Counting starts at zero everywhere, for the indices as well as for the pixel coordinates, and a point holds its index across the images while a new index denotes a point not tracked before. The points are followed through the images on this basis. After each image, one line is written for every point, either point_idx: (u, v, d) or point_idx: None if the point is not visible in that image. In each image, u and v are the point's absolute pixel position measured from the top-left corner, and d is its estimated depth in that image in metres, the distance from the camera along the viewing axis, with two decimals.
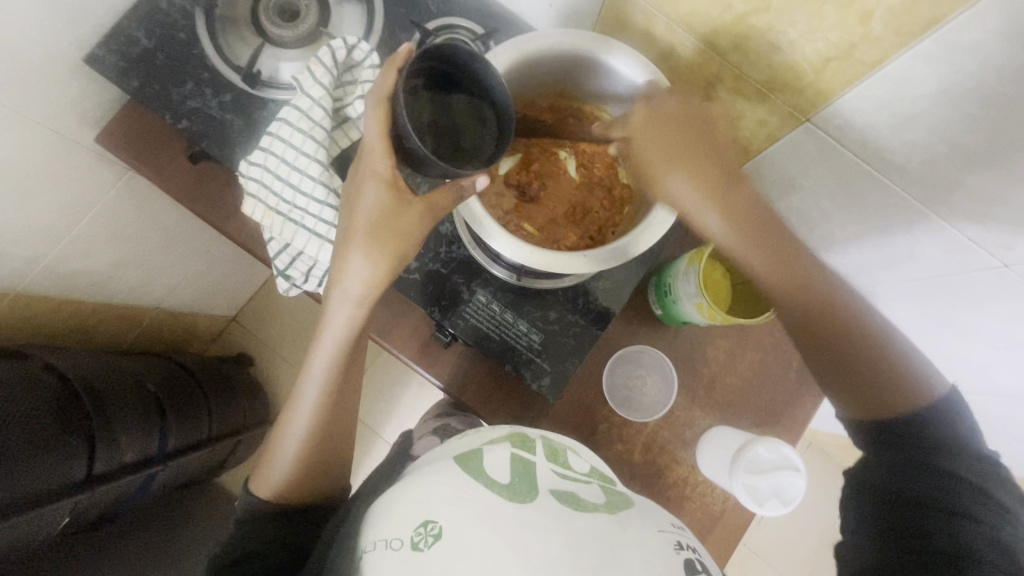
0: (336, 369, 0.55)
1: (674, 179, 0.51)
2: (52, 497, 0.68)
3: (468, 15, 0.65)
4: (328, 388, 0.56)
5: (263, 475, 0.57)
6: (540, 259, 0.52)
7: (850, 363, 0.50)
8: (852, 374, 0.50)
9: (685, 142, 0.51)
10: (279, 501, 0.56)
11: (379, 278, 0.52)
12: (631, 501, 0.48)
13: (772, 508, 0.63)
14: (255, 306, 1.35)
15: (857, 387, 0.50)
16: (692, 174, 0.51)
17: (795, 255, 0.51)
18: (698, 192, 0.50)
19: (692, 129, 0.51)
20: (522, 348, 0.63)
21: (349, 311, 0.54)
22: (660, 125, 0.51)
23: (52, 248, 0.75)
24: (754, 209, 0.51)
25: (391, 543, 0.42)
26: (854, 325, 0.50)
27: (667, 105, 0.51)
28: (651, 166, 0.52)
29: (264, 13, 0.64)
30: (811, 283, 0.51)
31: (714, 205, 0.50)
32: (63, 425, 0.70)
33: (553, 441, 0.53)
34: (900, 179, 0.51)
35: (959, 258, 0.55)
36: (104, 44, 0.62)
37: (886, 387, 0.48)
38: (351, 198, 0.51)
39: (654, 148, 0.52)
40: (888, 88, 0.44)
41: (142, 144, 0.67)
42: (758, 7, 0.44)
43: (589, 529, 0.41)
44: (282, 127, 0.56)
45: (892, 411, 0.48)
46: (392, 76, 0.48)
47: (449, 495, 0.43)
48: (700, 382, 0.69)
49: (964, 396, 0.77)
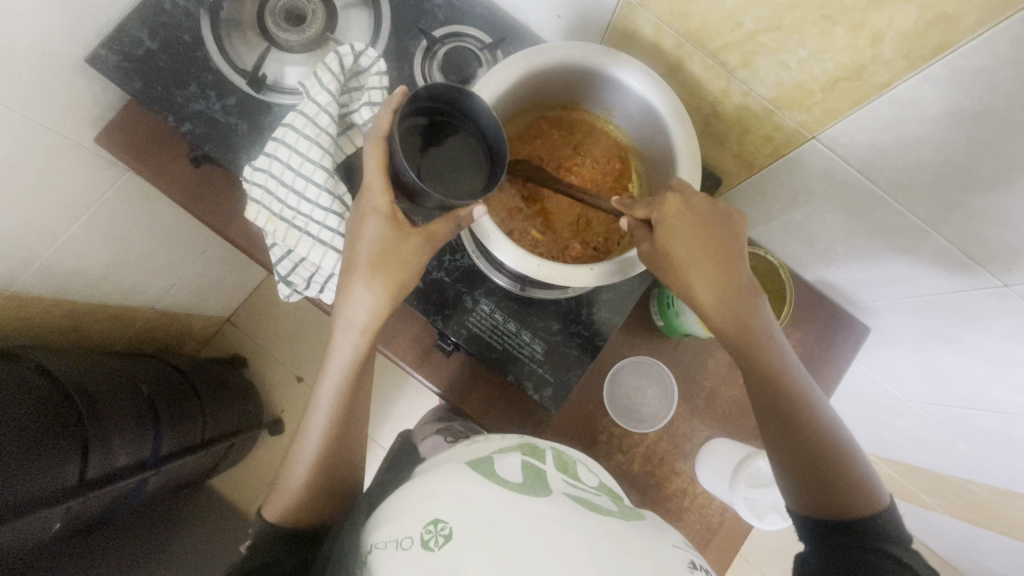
0: (344, 384, 0.55)
1: (694, 273, 0.49)
2: (46, 502, 0.67)
3: (476, 24, 0.65)
4: (337, 404, 0.55)
5: (274, 498, 0.56)
6: (541, 270, 0.51)
7: (815, 454, 0.48)
8: (815, 464, 0.48)
9: (704, 231, 0.49)
10: (289, 525, 0.55)
11: (383, 304, 0.53)
12: (642, 514, 0.48)
13: (772, 522, 0.63)
14: (250, 307, 1.34)
15: (818, 484, 0.48)
16: (713, 273, 0.49)
17: (773, 341, 0.50)
18: (713, 286, 0.49)
19: (709, 219, 0.50)
20: (524, 358, 0.62)
21: (356, 331, 0.53)
22: (691, 222, 0.49)
23: (48, 247, 0.74)
24: (750, 302, 0.50)
25: (401, 542, 0.41)
26: (816, 418, 0.49)
27: (696, 200, 0.50)
28: (678, 259, 0.49)
29: (270, 17, 0.64)
30: (779, 369, 0.50)
31: (718, 300, 0.49)
32: (56, 428, 0.69)
33: (563, 453, 0.54)
34: (904, 198, 0.52)
35: (958, 276, 0.55)
36: (106, 44, 0.61)
37: (840, 487, 0.47)
38: (352, 231, 0.52)
39: (686, 242, 0.49)
40: (895, 109, 0.45)
41: (142, 145, 0.66)
42: (768, 26, 0.45)
43: (606, 529, 0.42)
44: (288, 132, 0.56)
45: (847, 514, 0.47)
46: (388, 115, 0.48)
47: (459, 494, 0.43)
48: (701, 393, 0.70)
49: (960, 411, 0.77)
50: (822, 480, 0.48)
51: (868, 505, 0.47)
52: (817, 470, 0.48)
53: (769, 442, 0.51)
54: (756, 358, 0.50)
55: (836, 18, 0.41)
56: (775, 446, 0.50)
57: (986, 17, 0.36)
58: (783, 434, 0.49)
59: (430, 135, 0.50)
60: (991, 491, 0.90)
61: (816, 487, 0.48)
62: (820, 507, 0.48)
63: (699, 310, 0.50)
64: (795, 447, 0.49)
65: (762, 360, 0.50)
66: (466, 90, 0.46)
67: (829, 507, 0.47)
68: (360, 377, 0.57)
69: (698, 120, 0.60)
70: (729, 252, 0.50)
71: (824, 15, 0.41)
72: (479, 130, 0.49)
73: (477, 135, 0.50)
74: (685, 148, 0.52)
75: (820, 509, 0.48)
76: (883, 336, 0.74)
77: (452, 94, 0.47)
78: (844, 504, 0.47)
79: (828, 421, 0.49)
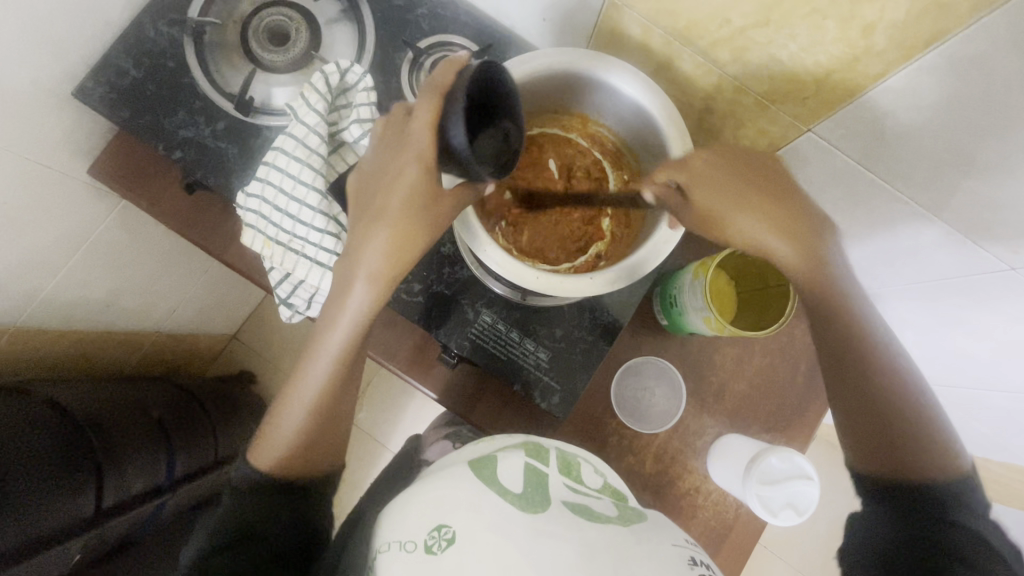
0: (340, 362, 0.54)
1: (743, 215, 0.48)
2: (64, 535, 0.68)
3: (461, 31, 0.64)
4: (343, 357, 0.54)
5: (263, 446, 0.54)
6: (544, 281, 0.51)
7: (881, 406, 0.47)
8: (881, 420, 0.47)
9: (729, 174, 0.49)
10: (277, 475, 0.53)
11: (398, 254, 0.52)
12: (645, 515, 0.48)
13: (787, 518, 0.62)
14: (254, 322, 1.35)
15: (880, 442, 0.47)
16: (777, 218, 0.48)
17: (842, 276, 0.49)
18: (770, 228, 0.48)
19: (727, 161, 0.50)
20: (530, 367, 0.62)
21: (359, 310, 0.53)
22: (717, 173, 0.49)
23: (49, 279, 0.74)
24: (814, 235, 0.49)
25: (405, 544, 0.42)
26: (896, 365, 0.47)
27: (699, 162, 0.49)
28: (715, 211, 0.49)
29: (253, 38, 0.63)
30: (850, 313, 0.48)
31: (785, 244, 0.48)
32: (68, 462, 0.69)
33: (567, 452, 0.53)
34: (904, 186, 0.51)
35: (965, 260, 0.54)
36: (92, 76, 0.61)
37: (925, 444, 0.45)
38: (387, 171, 0.51)
39: (716, 191, 0.49)
40: (891, 98, 0.44)
41: (134, 174, 0.66)
42: (757, 21, 0.44)
43: (605, 538, 0.41)
44: (278, 156, 0.55)
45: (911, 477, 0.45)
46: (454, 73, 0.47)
47: (463, 500, 0.43)
48: (709, 389, 0.70)
49: (971, 391, 0.77)
50: (892, 440, 0.46)
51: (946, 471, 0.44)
52: (896, 427, 0.46)
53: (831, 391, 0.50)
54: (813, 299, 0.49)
55: (826, 10, 0.40)
56: (837, 395, 0.49)
57: (979, 4, 0.35)
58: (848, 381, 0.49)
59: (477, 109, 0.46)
60: (1010, 469, 0.89)
61: (877, 450, 0.47)
62: (879, 467, 0.47)
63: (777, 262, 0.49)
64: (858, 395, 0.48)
65: (846, 311, 0.48)
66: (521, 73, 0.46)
67: (888, 467, 0.46)
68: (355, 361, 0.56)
69: (691, 117, 0.59)
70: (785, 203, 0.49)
71: (813, 8, 0.40)
72: None
73: None
74: (680, 149, 0.51)
75: (880, 468, 0.46)
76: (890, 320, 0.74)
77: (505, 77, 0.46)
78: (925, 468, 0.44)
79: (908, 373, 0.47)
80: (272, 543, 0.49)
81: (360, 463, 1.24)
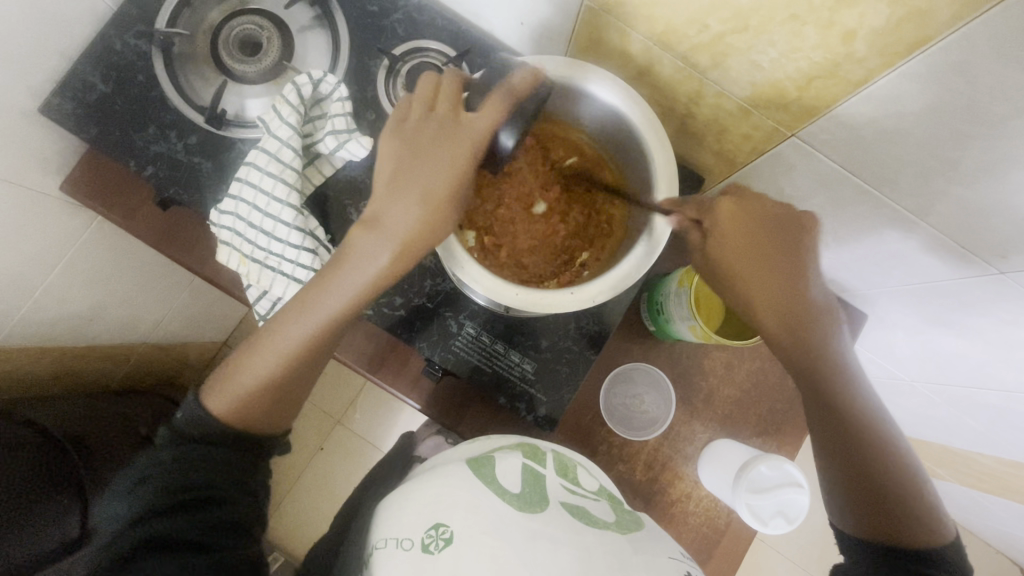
0: (312, 339, 0.51)
1: (756, 280, 0.50)
2: (50, 556, 0.68)
3: (438, 37, 0.63)
4: (321, 330, 0.51)
5: (220, 390, 0.51)
6: (526, 298, 0.49)
7: (872, 469, 0.49)
8: (871, 482, 0.49)
9: (754, 235, 0.50)
10: (233, 426, 0.50)
11: (399, 238, 0.50)
12: (642, 523, 0.48)
13: (778, 526, 0.61)
14: (244, 329, 1.33)
15: (870, 504, 0.49)
16: (781, 287, 0.50)
17: (832, 340, 0.50)
18: (775, 295, 0.50)
19: (754, 221, 0.50)
20: (515, 379, 0.61)
21: (345, 291, 0.51)
22: (744, 224, 0.50)
23: (25, 299, 0.72)
24: (810, 306, 0.50)
25: (402, 543, 0.42)
26: (881, 428, 0.49)
27: (722, 211, 0.50)
28: (729, 263, 0.50)
29: (224, 48, 0.61)
30: (840, 374, 0.50)
31: (781, 312, 0.50)
32: (53, 483, 0.69)
33: (564, 455, 0.53)
34: (891, 191, 0.50)
35: (954, 263, 0.53)
36: (58, 92, 0.60)
37: (913, 509, 0.48)
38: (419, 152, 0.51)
39: (736, 247, 0.50)
40: (874, 105, 0.42)
41: (106, 191, 0.64)
42: (736, 27, 0.43)
43: (602, 545, 0.41)
44: (251, 171, 0.54)
45: (901, 535, 0.47)
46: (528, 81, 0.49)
47: (461, 500, 0.42)
48: (698, 395, 0.69)
49: (963, 389, 0.76)
50: (882, 503, 0.48)
51: (931, 533, 0.47)
52: (887, 489, 0.48)
53: (821, 445, 0.52)
54: (808, 363, 0.50)
55: (805, 17, 0.39)
56: (829, 450, 0.51)
57: (960, 12, 0.34)
58: (837, 441, 0.50)
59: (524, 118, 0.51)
60: (1002, 464, 0.89)
61: (869, 509, 0.49)
62: (867, 525, 0.49)
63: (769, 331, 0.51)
64: (847, 456, 0.50)
65: (836, 372, 0.50)
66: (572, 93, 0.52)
67: (878, 525, 0.48)
68: (326, 347, 0.53)
69: (674, 121, 0.58)
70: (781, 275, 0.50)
71: (792, 14, 0.39)
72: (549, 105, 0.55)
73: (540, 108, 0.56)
74: (661, 158, 0.50)
75: (867, 527, 0.49)
76: (880, 320, 0.73)
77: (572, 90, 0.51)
78: (914, 531, 0.47)
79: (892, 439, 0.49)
80: (229, 508, 0.47)
81: (354, 469, 1.23)
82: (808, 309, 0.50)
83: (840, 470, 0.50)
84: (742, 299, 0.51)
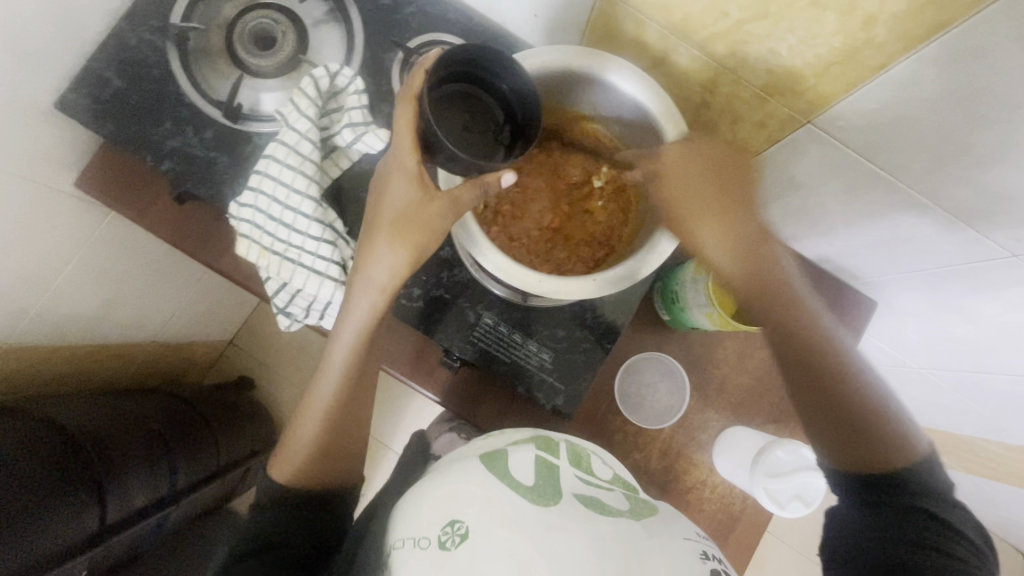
0: (347, 380, 0.56)
1: (697, 225, 0.49)
2: (69, 552, 0.68)
3: (452, 30, 0.63)
4: (352, 364, 0.56)
5: (281, 460, 0.57)
6: (550, 285, 0.50)
7: (843, 400, 0.45)
8: (835, 411, 0.46)
9: (715, 174, 0.50)
10: (297, 487, 0.56)
11: (406, 264, 0.52)
12: (656, 507, 0.47)
13: (796, 510, 0.62)
14: (250, 328, 1.33)
15: (850, 437, 0.45)
16: (725, 230, 0.49)
17: (791, 285, 0.48)
18: (723, 237, 0.49)
19: (721, 161, 0.50)
20: (533, 368, 0.62)
21: (354, 333, 0.55)
22: (694, 168, 0.49)
23: (40, 297, 0.72)
24: (761, 250, 0.49)
25: (419, 541, 0.43)
26: (840, 348, 0.46)
27: (690, 154, 0.49)
28: (680, 207, 0.50)
29: (239, 42, 0.61)
30: (798, 308, 0.48)
31: (731, 250, 0.49)
32: (72, 480, 0.69)
33: (577, 444, 0.52)
34: (906, 176, 0.50)
35: (966, 248, 0.54)
36: (74, 88, 0.60)
37: (885, 427, 0.44)
38: (379, 189, 0.52)
39: (685, 188, 0.49)
40: (891, 90, 0.43)
41: (122, 187, 0.64)
42: (755, 15, 0.43)
43: (616, 533, 0.41)
44: (270, 163, 0.54)
45: (878, 462, 0.44)
46: (422, 75, 0.47)
47: (475, 495, 0.43)
48: (712, 383, 0.70)
49: (971, 375, 0.77)
50: (861, 432, 0.45)
51: (906, 455, 0.44)
52: (859, 418, 0.45)
53: (794, 390, 0.48)
54: (768, 311, 0.48)
55: (826, 3, 0.39)
56: (796, 394, 0.48)
57: None
58: (805, 382, 0.47)
59: (464, 101, 0.51)
60: (1008, 449, 0.90)
61: (847, 439, 0.45)
62: (849, 459, 0.46)
63: (714, 270, 0.50)
64: (811, 397, 0.47)
65: (795, 311, 0.47)
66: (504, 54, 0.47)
67: (860, 459, 0.45)
68: (359, 382, 0.58)
69: (688, 110, 0.59)
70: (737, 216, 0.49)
71: (813, 0, 0.40)
72: (512, 92, 0.50)
73: (509, 97, 0.50)
74: (679, 146, 0.50)
75: (857, 463, 0.45)
76: (889, 308, 0.74)
77: (490, 53, 0.47)
78: (886, 452, 0.44)
79: (857, 368, 0.46)
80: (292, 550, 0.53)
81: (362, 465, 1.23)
82: (760, 245, 0.49)
83: (822, 421, 0.46)
84: (685, 241, 0.50)
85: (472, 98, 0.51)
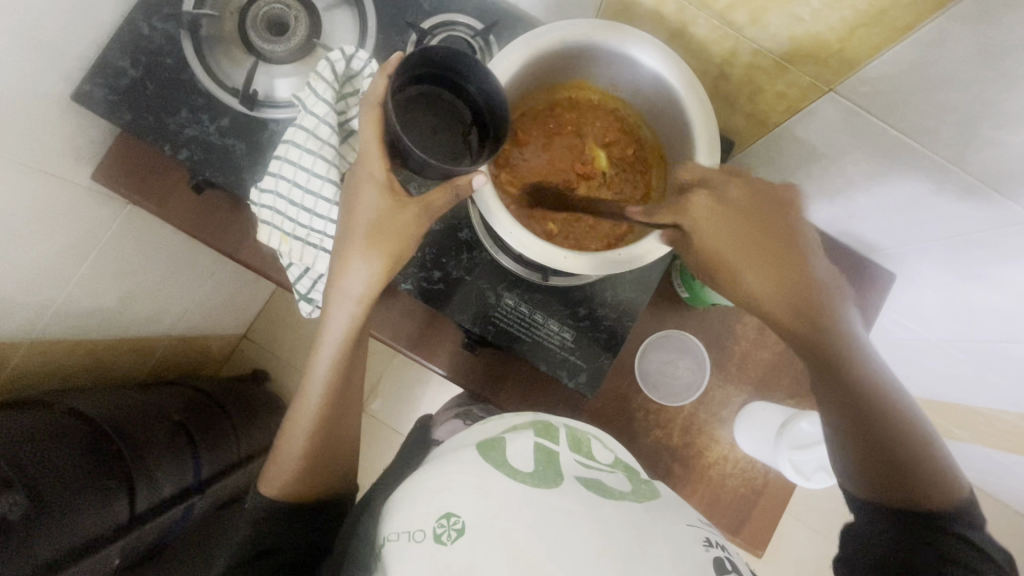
0: (331, 390, 0.57)
1: (737, 262, 0.46)
2: (101, 541, 0.69)
3: (465, 9, 0.63)
4: (335, 371, 0.56)
5: (270, 473, 0.58)
6: (573, 261, 0.50)
7: (884, 443, 0.44)
8: (879, 454, 0.44)
9: (745, 212, 0.46)
10: (287, 499, 0.57)
11: (381, 274, 0.52)
12: (658, 491, 0.48)
13: (821, 480, 0.63)
14: (263, 321, 1.34)
15: (882, 468, 0.44)
16: (766, 267, 0.45)
17: (826, 310, 0.45)
18: (764, 276, 0.45)
19: (748, 200, 0.46)
20: (555, 347, 0.62)
21: (332, 347, 0.55)
22: (724, 211, 0.46)
23: (60, 291, 0.73)
24: (810, 282, 0.45)
25: (414, 535, 0.42)
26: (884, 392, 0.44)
27: (727, 189, 0.47)
28: (717, 250, 0.46)
29: (253, 29, 0.61)
30: (840, 339, 0.44)
31: (775, 289, 0.45)
32: (102, 470, 0.70)
33: (576, 429, 0.53)
34: (931, 141, 0.50)
35: (991, 213, 0.54)
36: (89, 79, 0.60)
37: (925, 471, 0.43)
38: (347, 199, 0.52)
39: (721, 227, 0.46)
40: (918, 52, 0.43)
41: (140, 178, 0.64)
42: None
43: (618, 517, 0.41)
44: (290, 148, 0.54)
45: (915, 502, 0.43)
46: (383, 82, 0.49)
47: (471, 485, 0.43)
48: (732, 359, 0.70)
49: (991, 345, 0.77)
50: (896, 468, 0.44)
51: (946, 498, 0.43)
52: (895, 457, 0.44)
53: (825, 408, 0.47)
54: (813, 336, 0.44)
55: None
56: (835, 421, 0.46)
57: None
58: (847, 407, 0.45)
59: (428, 102, 0.51)
60: None
61: (880, 476, 0.44)
62: (881, 494, 0.44)
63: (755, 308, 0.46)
64: (857, 432, 0.45)
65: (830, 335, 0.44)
66: (464, 54, 0.47)
67: (893, 493, 0.44)
68: (345, 387, 0.58)
69: (706, 84, 0.58)
70: (789, 246, 0.45)
71: None
72: (478, 91, 0.50)
73: (475, 96, 0.50)
74: (699, 116, 0.50)
75: (880, 494, 0.44)
76: (908, 280, 0.73)
77: (449, 54, 0.48)
78: (923, 492, 0.43)
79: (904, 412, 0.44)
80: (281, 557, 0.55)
81: (379, 453, 1.24)
82: (814, 286, 0.45)
83: (854, 447, 0.45)
84: (722, 274, 0.46)
85: (433, 98, 0.51)
